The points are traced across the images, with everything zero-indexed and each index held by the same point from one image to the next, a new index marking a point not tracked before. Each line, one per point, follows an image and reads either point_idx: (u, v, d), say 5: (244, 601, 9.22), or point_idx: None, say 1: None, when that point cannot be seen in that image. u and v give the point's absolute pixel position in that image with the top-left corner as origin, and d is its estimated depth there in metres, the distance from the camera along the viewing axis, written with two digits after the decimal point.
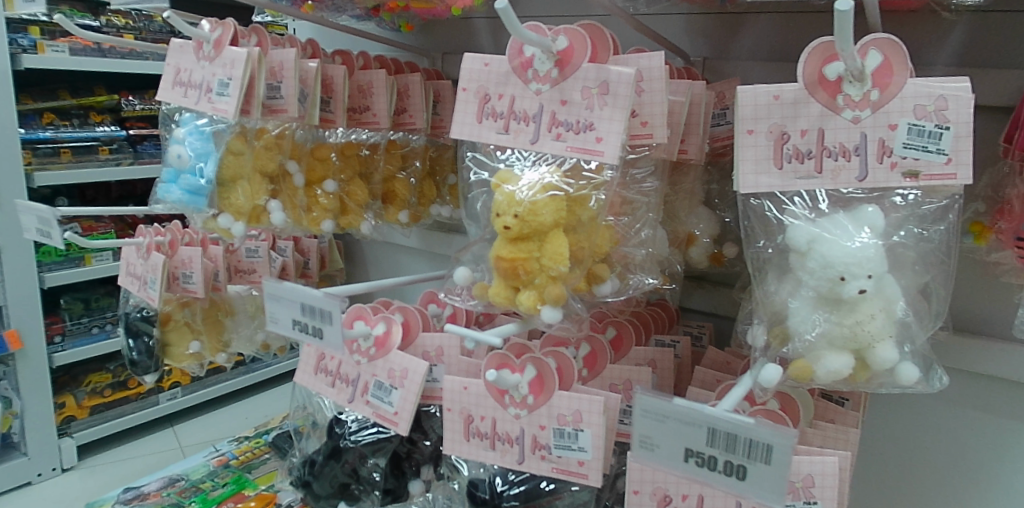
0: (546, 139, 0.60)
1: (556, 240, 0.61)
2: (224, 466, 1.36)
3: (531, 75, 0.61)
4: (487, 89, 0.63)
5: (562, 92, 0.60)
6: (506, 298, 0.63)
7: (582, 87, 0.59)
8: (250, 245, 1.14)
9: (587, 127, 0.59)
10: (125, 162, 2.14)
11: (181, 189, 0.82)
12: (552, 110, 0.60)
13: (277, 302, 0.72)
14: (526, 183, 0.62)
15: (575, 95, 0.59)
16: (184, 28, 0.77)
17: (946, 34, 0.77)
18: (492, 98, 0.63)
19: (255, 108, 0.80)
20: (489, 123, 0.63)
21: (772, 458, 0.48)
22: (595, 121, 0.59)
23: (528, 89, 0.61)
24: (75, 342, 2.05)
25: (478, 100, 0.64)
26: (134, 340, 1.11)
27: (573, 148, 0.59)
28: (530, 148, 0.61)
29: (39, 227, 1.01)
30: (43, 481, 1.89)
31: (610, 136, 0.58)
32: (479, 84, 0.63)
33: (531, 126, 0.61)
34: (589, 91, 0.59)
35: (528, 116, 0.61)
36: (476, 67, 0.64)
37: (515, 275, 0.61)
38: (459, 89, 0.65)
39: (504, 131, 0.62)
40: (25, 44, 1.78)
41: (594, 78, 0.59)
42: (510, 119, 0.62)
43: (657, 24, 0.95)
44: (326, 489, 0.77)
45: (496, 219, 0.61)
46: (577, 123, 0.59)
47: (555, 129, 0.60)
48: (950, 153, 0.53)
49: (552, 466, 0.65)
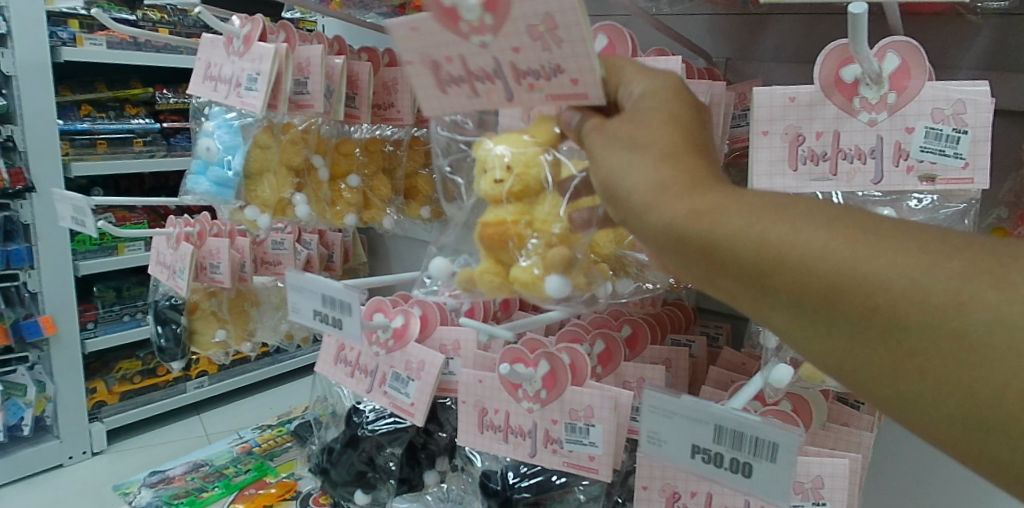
0: (522, 93, 0.49)
1: (549, 200, 0.57)
2: (247, 453, 1.39)
3: (468, 27, 0.47)
4: (432, 54, 0.50)
5: (508, 39, 0.46)
6: (496, 271, 0.57)
7: (528, 26, 0.45)
8: (277, 237, 1.16)
9: (554, 70, 0.46)
10: (158, 155, 2.18)
11: (209, 181, 0.85)
12: (511, 61, 0.47)
13: (299, 293, 0.73)
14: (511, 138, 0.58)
15: (523, 40, 0.45)
16: (214, 24, 0.79)
17: (972, 37, 0.77)
18: (442, 63, 0.50)
19: (282, 102, 0.82)
20: (455, 92, 0.52)
21: (777, 456, 0.48)
22: (562, 62, 0.46)
23: (471, 45, 0.48)
24: (107, 328, 2.11)
25: (428, 69, 0.51)
26: (162, 327, 1.14)
27: (554, 97, 0.48)
28: (511, 105, 0.50)
29: (73, 217, 1.04)
30: (74, 464, 1.94)
31: (585, 75, 0.46)
32: (421, 53, 0.50)
33: (499, 84, 0.49)
34: (537, 30, 0.44)
35: (490, 76, 0.49)
36: (404, 35, 0.49)
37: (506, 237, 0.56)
38: (402, 64, 0.52)
39: (475, 96, 0.51)
40: (65, 37, 1.85)
41: (535, 11, 0.44)
42: (473, 82, 0.50)
43: (681, 25, 0.95)
44: (343, 476, 0.79)
45: (484, 177, 0.57)
46: (543, 69, 0.47)
47: (525, 80, 0.48)
48: (967, 158, 0.53)
49: (563, 460, 0.66)
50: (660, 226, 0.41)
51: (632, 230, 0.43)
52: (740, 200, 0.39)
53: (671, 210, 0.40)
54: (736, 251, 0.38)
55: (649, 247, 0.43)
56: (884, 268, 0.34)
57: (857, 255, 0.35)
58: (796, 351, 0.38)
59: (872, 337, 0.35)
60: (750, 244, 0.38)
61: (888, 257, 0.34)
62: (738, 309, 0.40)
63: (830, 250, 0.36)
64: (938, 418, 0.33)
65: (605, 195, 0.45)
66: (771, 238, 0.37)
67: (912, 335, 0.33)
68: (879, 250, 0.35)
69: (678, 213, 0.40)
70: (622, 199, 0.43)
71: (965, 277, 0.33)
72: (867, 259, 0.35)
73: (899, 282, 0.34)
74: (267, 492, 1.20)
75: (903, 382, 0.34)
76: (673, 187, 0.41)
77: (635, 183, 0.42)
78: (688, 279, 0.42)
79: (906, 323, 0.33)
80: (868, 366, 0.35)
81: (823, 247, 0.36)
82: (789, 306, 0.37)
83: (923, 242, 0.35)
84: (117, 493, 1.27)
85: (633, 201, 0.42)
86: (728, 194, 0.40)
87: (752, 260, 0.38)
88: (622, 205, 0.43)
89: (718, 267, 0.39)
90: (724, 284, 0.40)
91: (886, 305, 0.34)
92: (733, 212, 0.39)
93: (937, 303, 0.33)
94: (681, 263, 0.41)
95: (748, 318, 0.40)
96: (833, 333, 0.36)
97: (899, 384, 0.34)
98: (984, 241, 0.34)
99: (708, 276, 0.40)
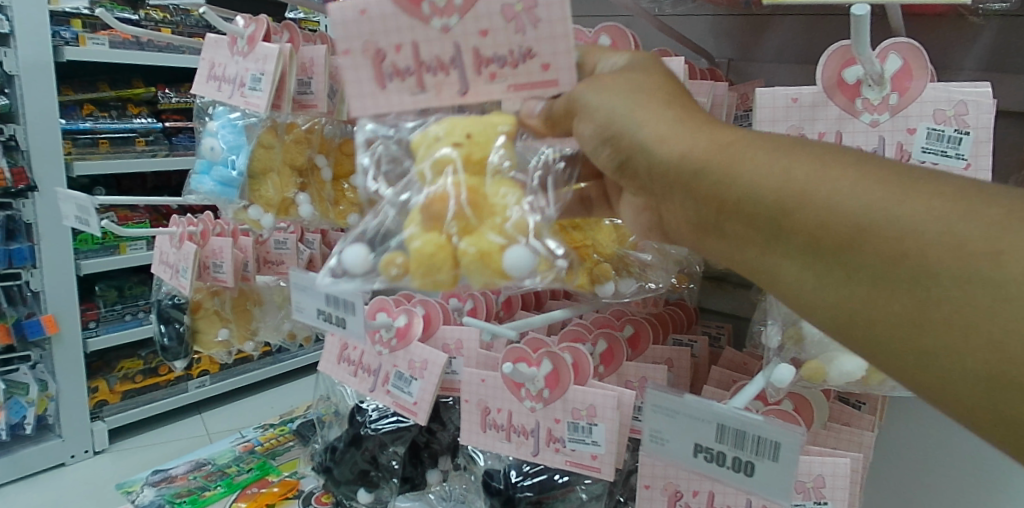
0: (480, 82, 0.51)
1: (499, 185, 0.52)
2: (249, 451, 1.40)
3: (432, 10, 0.50)
4: (378, 42, 0.50)
5: (477, 21, 0.50)
6: (439, 247, 0.49)
7: (502, 9, 0.50)
8: (279, 236, 1.16)
9: (524, 55, 0.50)
10: (160, 154, 2.18)
11: (213, 179, 0.85)
12: (473, 45, 0.50)
13: (303, 292, 0.74)
14: (462, 118, 0.54)
15: (494, 22, 0.50)
16: (219, 24, 0.79)
17: (973, 38, 0.77)
18: (387, 53, 0.51)
19: (286, 102, 0.82)
20: (396, 84, 0.51)
21: (779, 454, 0.49)
22: (533, 46, 0.50)
23: (430, 29, 0.50)
24: (109, 328, 2.12)
25: (370, 60, 0.51)
26: (166, 325, 1.14)
27: (517, 86, 0.51)
28: (462, 100, 0.52)
29: (77, 216, 1.04)
30: (76, 463, 1.94)
31: (558, 60, 0.50)
32: (366, 39, 0.50)
33: (454, 74, 0.51)
34: (512, 10, 0.50)
35: (446, 65, 0.51)
36: (349, 19, 0.50)
37: (461, 213, 0.50)
38: (340, 53, 0.51)
39: (420, 90, 0.52)
40: (68, 37, 1.85)
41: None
42: (423, 72, 0.51)
43: (683, 26, 0.96)
44: (346, 475, 0.79)
45: (432, 152, 0.53)
46: (511, 54, 0.50)
47: (487, 67, 0.51)
48: (969, 158, 0.53)
49: (566, 459, 0.66)
50: (688, 170, 0.45)
51: (660, 181, 0.47)
52: (769, 151, 0.43)
53: (696, 154, 0.45)
54: (766, 199, 0.42)
55: (670, 194, 0.46)
56: (910, 214, 0.38)
57: (881, 201, 0.39)
58: (809, 294, 0.41)
59: (894, 279, 0.38)
60: (780, 192, 0.42)
61: (912, 204, 0.38)
62: (756, 256, 0.44)
63: (855, 195, 0.39)
64: (954, 363, 0.36)
65: (604, 139, 0.48)
66: (798, 181, 0.41)
67: (936, 276, 0.36)
68: (904, 199, 0.38)
69: (711, 163, 0.44)
70: (637, 143, 0.46)
71: (983, 221, 0.36)
72: (891, 204, 0.38)
73: (927, 229, 0.37)
74: (269, 491, 1.20)
75: (920, 326, 0.37)
76: (703, 140, 0.45)
77: (654, 128, 0.46)
78: (707, 226, 0.46)
79: (929, 263, 0.37)
80: (887, 310, 0.38)
81: (851, 192, 0.40)
82: (808, 247, 0.41)
83: (943, 195, 0.38)
84: (120, 492, 1.27)
85: (663, 155, 0.46)
86: (756, 145, 0.44)
87: (776, 201, 0.42)
88: (645, 153, 0.46)
89: (741, 210, 0.43)
90: (744, 227, 0.44)
91: (908, 246, 0.37)
92: (760, 160, 0.43)
93: (956, 244, 0.36)
94: (713, 214, 0.45)
95: (765, 264, 0.43)
96: (849, 274, 0.39)
97: (917, 329, 0.37)
98: (1008, 199, 0.37)
99: (730, 221, 0.44)
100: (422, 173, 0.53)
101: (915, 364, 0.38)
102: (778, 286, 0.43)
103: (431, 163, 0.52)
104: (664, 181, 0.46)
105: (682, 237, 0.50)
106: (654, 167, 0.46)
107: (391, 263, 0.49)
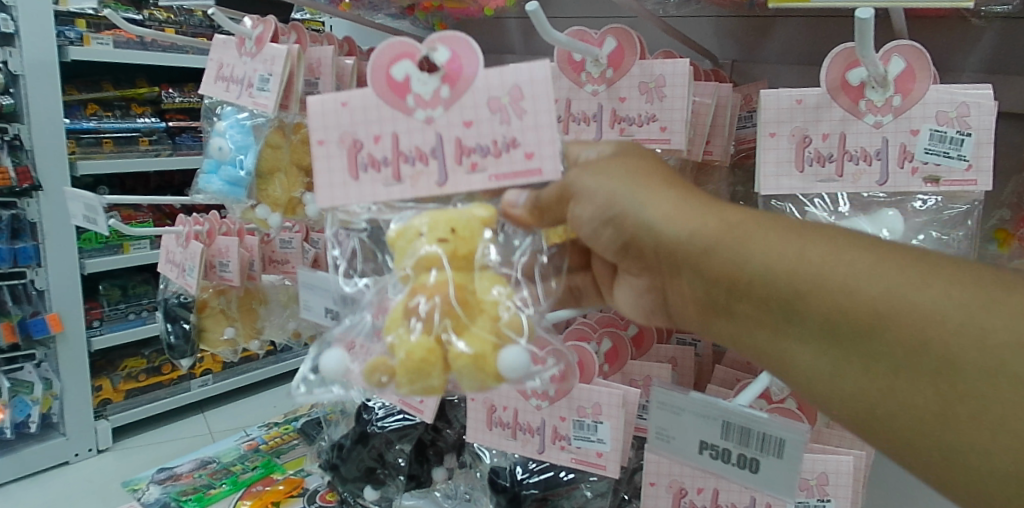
0: (460, 173, 0.51)
1: (485, 280, 0.52)
2: (254, 450, 1.40)
3: (414, 101, 0.50)
4: (356, 134, 0.51)
5: (462, 112, 0.50)
6: (429, 351, 0.48)
7: (488, 101, 0.50)
8: (285, 236, 1.16)
9: (508, 145, 0.50)
10: (164, 154, 2.20)
11: (221, 180, 0.86)
12: (457, 135, 0.50)
13: (312, 291, 0.75)
14: (445, 212, 0.54)
15: (479, 113, 0.50)
16: (227, 25, 0.80)
17: (976, 39, 0.77)
18: (366, 143, 0.51)
19: (294, 103, 0.83)
20: (370, 175, 0.51)
21: (784, 451, 0.50)
22: (518, 136, 0.50)
23: (414, 121, 0.51)
24: (112, 326, 2.12)
25: (348, 150, 0.52)
26: (172, 324, 1.15)
27: (497, 176, 0.50)
28: (440, 190, 0.51)
29: (85, 215, 1.05)
30: (79, 461, 1.95)
31: (541, 148, 0.50)
32: (343, 131, 0.51)
33: (433, 164, 0.51)
34: (499, 102, 0.50)
35: (426, 155, 0.51)
36: (331, 111, 0.51)
37: (450, 311, 0.49)
38: (314, 143, 0.52)
39: (397, 181, 0.51)
40: (72, 37, 1.86)
41: (500, 84, 0.50)
42: (401, 162, 0.51)
43: (687, 27, 0.96)
44: (353, 472, 0.81)
45: (417, 247, 0.52)
46: (494, 144, 0.50)
47: (468, 157, 0.50)
48: (971, 159, 0.54)
49: (571, 456, 0.67)
50: (697, 250, 0.47)
51: (674, 260, 0.48)
52: (783, 234, 0.45)
53: (705, 237, 0.47)
54: (777, 281, 0.44)
55: (681, 273, 0.48)
56: (930, 302, 0.40)
57: (897, 289, 0.41)
58: (822, 378, 0.43)
59: (913, 369, 0.40)
60: (796, 276, 0.44)
61: (931, 292, 0.40)
62: (767, 337, 0.46)
63: (875, 284, 0.41)
64: (984, 459, 0.38)
65: (607, 219, 0.50)
66: (813, 268, 0.43)
67: (958, 363, 0.39)
68: (920, 287, 0.41)
69: (723, 242, 0.46)
70: (641, 222, 0.49)
71: (993, 312, 0.39)
72: (914, 294, 0.41)
73: (947, 315, 0.40)
74: (274, 489, 1.21)
75: (949, 421, 0.39)
76: (715, 221, 0.47)
77: (658, 210, 0.48)
78: (715, 307, 0.48)
79: (951, 351, 0.39)
80: (910, 400, 0.40)
81: (870, 279, 0.42)
82: (823, 333, 0.43)
83: (958, 282, 0.41)
84: (126, 489, 1.28)
85: (672, 232, 0.48)
86: (768, 227, 0.46)
87: (791, 287, 0.44)
88: (657, 237, 0.48)
89: (754, 293, 0.45)
90: (755, 310, 0.46)
91: (928, 333, 0.40)
92: (773, 245, 0.45)
93: (979, 335, 0.39)
94: (722, 294, 0.47)
95: (778, 347, 0.45)
96: (865, 360, 0.41)
97: (941, 420, 0.39)
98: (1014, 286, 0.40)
99: (740, 303, 0.46)
100: (404, 272, 0.52)
101: (934, 448, 0.40)
102: (790, 368, 0.45)
103: (414, 262, 0.51)
104: (673, 258, 0.48)
105: (688, 312, 0.52)
106: (659, 243, 0.48)
107: (378, 370, 0.48)
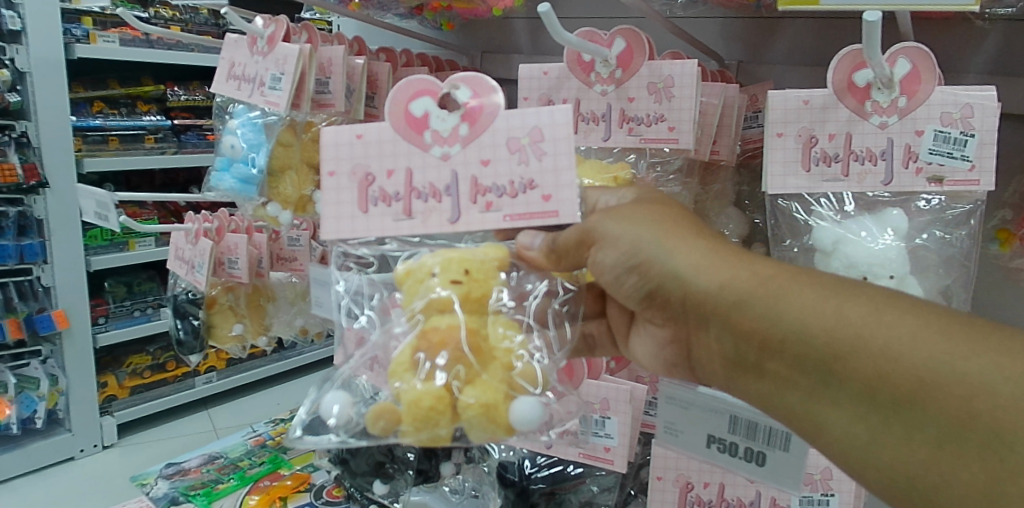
0: (473, 210, 0.53)
1: (497, 324, 0.54)
2: (261, 446, 1.42)
3: (431, 135, 0.53)
4: (368, 168, 0.54)
5: (480, 150, 0.53)
6: (439, 397, 0.49)
7: (507, 141, 0.52)
8: (293, 233, 1.15)
9: (525, 186, 0.52)
10: (169, 152, 2.21)
11: (233, 178, 0.87)
12: (473, 175, 0.53)
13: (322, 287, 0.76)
14: (457, 254, 0.55)
15: (497, 152, 0.52)
16: (239, 24, 0.81)
17: (979, 40, 0.78)
18: (378, 177, 0.54)
19: (305, 102, 0.84)
20: (378, 209, 0.54)
21: (790, 445, 0.52)
22: (535, 178, 0.52)
23: (430, 156, 0.53)
24: (118, 323, 2.14)
25: (359, 182, 0.54)
26: (181, 320, 1.16)
27: (513, 215, 0.52)
28: (451, 227, 0.53)
29: (97, 211, 1.06)
30: (85, 457, 1.97)
31: (559, 191, 0.52)
32: (353, 162, 0.54)
33: (446, 202, 0.53)
34: (518, 143, 0.52)
35: (439, 190, 0.53)
36: (344, 142, 0.54)
37: (463, 356, 0.51)
38: (325, 175, 0.54)
39: (405, 216, 0.53)
40: (79, 34, 1.86)
41: (521, 126, 0.52)
42: (412, 198, 0.53)
43: (693, 27, 0.97)
44: (363, 467, 0.82)
45: (430, 285, 0.53)
46: (510, 185, 0.52)
47: (483, 196, 0.52)
48: (974, 160, 0.55)
49: (579, 452, 0.68)
50: (727, 301, 0.48)
51: (703, 311, 0.49)
52: (822, 292, 0.46)
53: (733, 289, 0.48)
54: (812, 341, 0.44)
55: (710, 324, 0.49)
56: (974, 370, 0.39)
57: (939, 355, 0.40)
58: (857, 444, 0.43)
59: (959, 440, 0.39)
60: (832, 335, 0.44)
61: (977, 360, 0.40)
62: (799, 400, 0.45)
63: (915, 348, 0.41)
64: None
65: (630, 267, 0.52)
66: (850, 328, 0.43)
67: (1006, 437, 0.37)
68: (963, 354, 0.40)
69: (755, 296, 0.47)
70: (669, 270, 0.51)
71: None
72: (960, 362, 0.40)
73: (992, 383, 0.39)
74: (282, 484, 1.22)
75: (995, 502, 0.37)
76: (747, 274, 0.48)
77: (687, 259, 0.50)
78: (745, 364, 0.48)
79: (996, 422, 0.38)
80: (954, 476, 0.39)
81: (909, 342, 0.41)
82: (857, 396, 0.42)
83: (1007, 351, 0.40)
84: (135, 484, 1.29)
85: (700, 284, 0.49)
86: (803, 285, 0.46)
87: (825, 347, 0.44)
88: (680, 286, 0.50)
89: (786, 350, 0.45)
90: (787, 368, 0.45)
91: (972, 403, 0.39)
92: (808, 301, 0.45)
93: None
94: (753, 351, 0.47)
95: (810, 410, 0.45)
96: (903, 427, 0.41)
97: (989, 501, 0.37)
98: None
99: (771, 361, 0.46)
100: (415, 315, 0.53)
101: None
102: (823, 434, 0.44)
103: (426, 304, 0.53)
104: (702, 309, 0.49)
105: (717, 372, 0.52)
106: (687, 293, 0.50)
107: (382, 416, 0.49)
